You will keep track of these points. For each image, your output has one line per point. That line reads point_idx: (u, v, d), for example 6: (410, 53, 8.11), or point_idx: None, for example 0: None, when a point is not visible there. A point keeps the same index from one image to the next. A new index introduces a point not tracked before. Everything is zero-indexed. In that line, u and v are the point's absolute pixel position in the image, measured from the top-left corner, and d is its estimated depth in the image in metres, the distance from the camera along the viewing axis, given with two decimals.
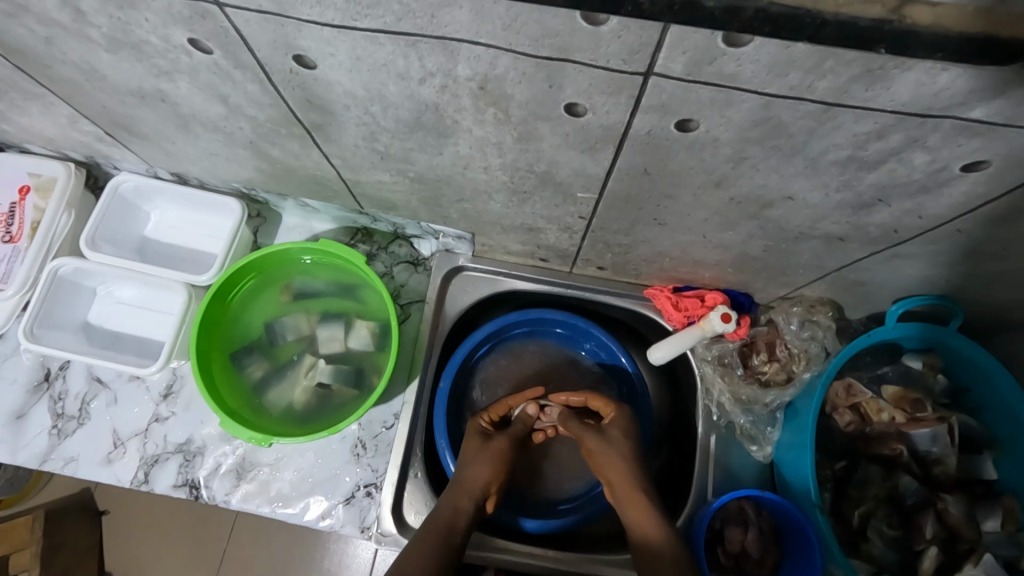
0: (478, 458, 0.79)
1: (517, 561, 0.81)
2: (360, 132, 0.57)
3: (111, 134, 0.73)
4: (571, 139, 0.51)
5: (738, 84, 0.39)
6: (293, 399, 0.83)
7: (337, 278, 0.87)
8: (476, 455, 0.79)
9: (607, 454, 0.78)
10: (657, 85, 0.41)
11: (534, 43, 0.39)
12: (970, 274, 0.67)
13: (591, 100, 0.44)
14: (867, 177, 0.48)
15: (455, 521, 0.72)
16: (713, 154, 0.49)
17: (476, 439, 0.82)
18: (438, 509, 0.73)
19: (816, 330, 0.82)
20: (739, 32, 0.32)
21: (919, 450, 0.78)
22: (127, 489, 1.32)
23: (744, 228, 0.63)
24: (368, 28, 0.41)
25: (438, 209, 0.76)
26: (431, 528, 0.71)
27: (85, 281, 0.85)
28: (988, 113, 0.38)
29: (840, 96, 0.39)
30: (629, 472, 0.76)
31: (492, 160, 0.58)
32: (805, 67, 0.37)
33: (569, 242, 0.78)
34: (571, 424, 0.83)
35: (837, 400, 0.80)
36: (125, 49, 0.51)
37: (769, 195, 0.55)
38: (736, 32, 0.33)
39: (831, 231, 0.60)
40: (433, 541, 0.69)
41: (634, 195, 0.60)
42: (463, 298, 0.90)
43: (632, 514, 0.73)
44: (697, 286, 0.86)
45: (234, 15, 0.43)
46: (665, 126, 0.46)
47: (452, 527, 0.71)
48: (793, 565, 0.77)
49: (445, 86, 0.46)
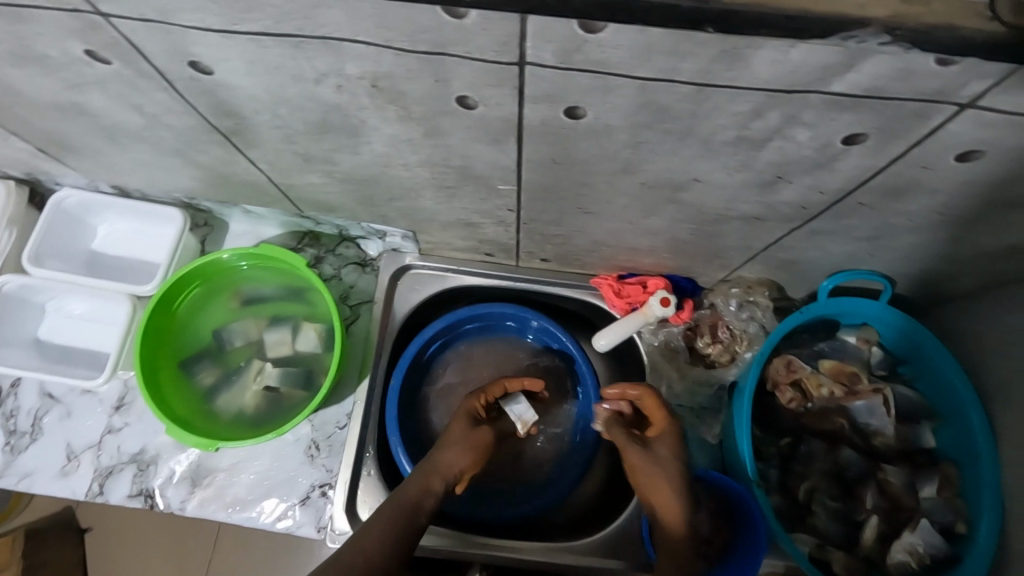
0: (457, 445, 0.78)
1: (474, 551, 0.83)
2: (276, 135, 0.58)
3: (44, 150, 0.74)
4: (475, 132, 0.52)
5: (609, 70, 0.41)
6: (243, 404, 0.84)
7: (283, 282, 0.87)
8: (457, 440, 0.78)
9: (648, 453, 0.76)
10: (535, 75, 0.42)
11: (409, 39, 0.40)
12: (889, 248, 0.68)
13: (480, 93, 0.45)
14: (760, 155, 0.50)
15: (421, 502, 0.72)
16: (611, 140, 0.50)
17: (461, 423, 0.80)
18: (411, 486, 0.73)
19: (754, 311, 0.84)
20: (580, 19, 0.34)
21: (859, 423, 0.79)
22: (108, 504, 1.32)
23: (666, 212, 0.65)
24: (250, 31, 0.42)
25: (375, 209, 0.77)
26: (396, 505, 0.71)
27: (31, 298, 0.86)
28: (847, 86, 0.40)
29: (706, 76, 0.40)
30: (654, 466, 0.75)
31: (409, 157, 0.59)
32: (664, 51, 0.38)
33: (507, 235, 0.80)
34: (615, 432, 0.80)
35: (777, 377, 0.81)
36: (30, 64, 0.52)
37: (677, 177, 0.56)
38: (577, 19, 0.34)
39: (746, 211, 0.62)
40: (398, 517, 0.69)
41: (552, 185, 0.61)
42: (412, 296, 0.91)
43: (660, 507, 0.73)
44: (641, 273, 0.87)
45: (121, 25, 0.43)
46: (557, 115, 0.47)
47: (417, 507, 0.71)
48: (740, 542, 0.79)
49: (342, 86, 0.47)
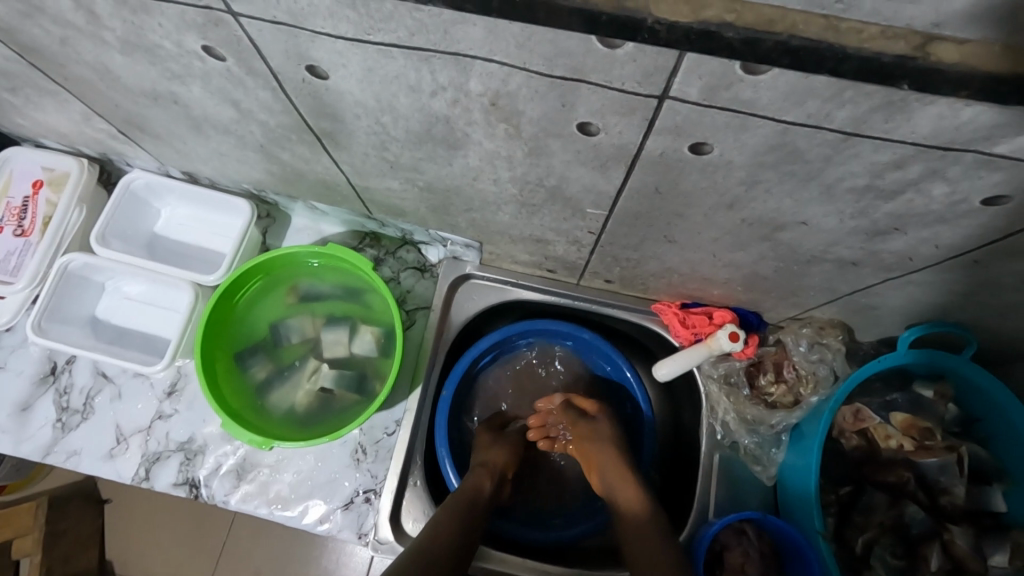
0: (488, 445, 0.83)
1: (515, 574, 0.80)
2: (370, 142, 0.57)
3: (124, 132, 0.73)
4: (582, 157, 0.50)
5: (754, 111, 0.38)
6: (296, 402, 0.82)
7: (343, 282, 0.86)
8: (492, 443, 0.84)
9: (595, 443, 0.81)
10: (672, 108, 0.40)
11: (547, 62, 0.39)
12: (984, 305, 0.65)
13: (605, 119, 0.44)
14: (883, 206, 0.48)
15: (476, 495, 0.74)
16: (726, 177, 0.48)
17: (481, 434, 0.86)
18: (462, 483, 0.76)
19: (825, 353, 0.81)
20: (759, 63, 0.32)
21: (928, 479, 0.76)
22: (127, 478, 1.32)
23: (755, 249, 0.62)
24: (381, 42, 0.40)
25: (447, 218, 0.75)
26: (455, 502, 0.71)
27: (93, 277, 0.86)
28: (1012, 148, 0.37)
29: (859, 126, 0.38)
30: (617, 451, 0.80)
31: (502, 173, 0.57)
32: (823, 96, 0.36)
33: (577, 255, 0.78)
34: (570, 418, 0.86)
35: (844, 424, 0.79)
36: (138, 53, 0.51)
37: (783, 218, 0.54)
38: (754, 63, 0.32)
39: (844, 256, 0.59)
40: (455, 511, 0.70)
41: (644, 213, 0.59)
42: (468, 306, 0.90)
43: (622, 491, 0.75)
44: (705, 303, 0.85)
45: (248, 24, 0.42)
46: (679, 148, 0.45)
47: (473, 499, 0.72)
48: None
49: (457, 101, 0.46)
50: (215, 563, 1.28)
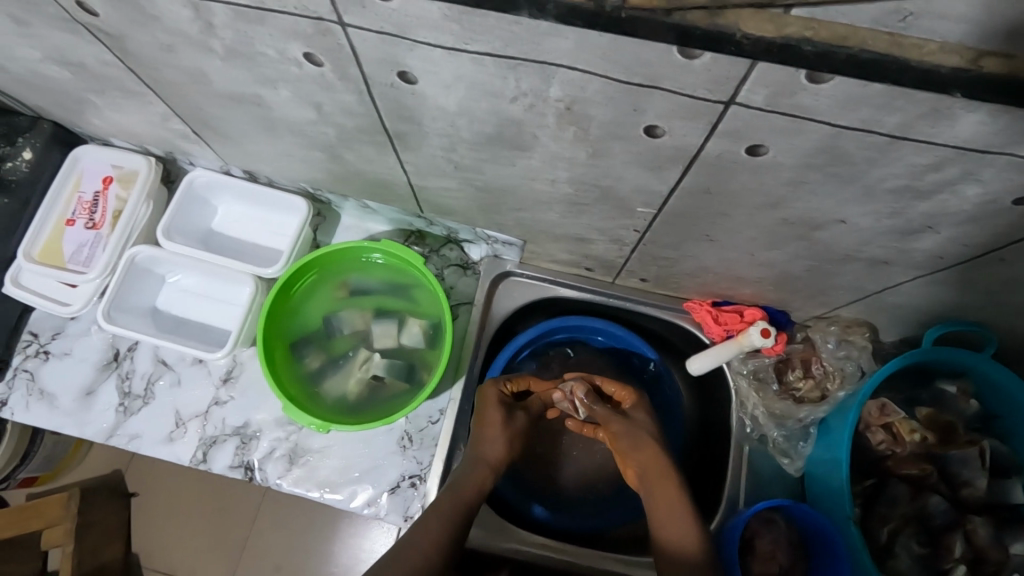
0: (489, 433, 0.80)
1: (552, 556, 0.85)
2: (439, 143, 0.62)
3: (197, 133, 0.78)
4: (641, 158, 0.55)
5: (811, 116, 0.43)
6: (346, 390, 0.87)
7: (392, 277, 0.91)
8: (497, 430, 0.80)
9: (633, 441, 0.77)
10: (735, 114, 0.45)
11: (627, 71, 0.43)
12: (1005, 304, 0.70)
13: (670, 123, 0.48)
14: (918, 206, 0.52)
15: (471, 497, 0.74)
16: (774, 178, 0.53)
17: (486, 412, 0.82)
18: (457, 477, 0.76)
19: (851, 350, 0.85)
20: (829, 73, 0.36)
21: (948, 471, 0.80)
22: (157, 470, 1.37)
23: (790, 248, 0.67)
24: (475, 51, 0.45)
25: (496, 217, 0.80)
26: (448, 503, 0.73)
27: (156, 269, 0.90)
28: None
29: (906, 130, 0.42)
30: (659, 455, 0.76)
31: (560, 174, 0.62)
32: (876, 104, 0.40)
33: (617, 254, 0.82)
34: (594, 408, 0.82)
35: (870, 419, 0.82)
36: (239, 59, 0.56)
37: (822, 218, 0.58)
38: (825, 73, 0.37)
39: (875, 254, 0.64)
40: (446, 517, 0.71)
41: (690, 212, 0.64)
42: (508, 302, 0.95)
43: (660, 512, 0.73)
44: (736, 302, 0.90)
45: (354, 34, 0.47)
46: (734, 150, 0.50)
47: (466, 503, 0.73)
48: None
49: (533, 105, 0.51)
50: (240, 553, 1.32)
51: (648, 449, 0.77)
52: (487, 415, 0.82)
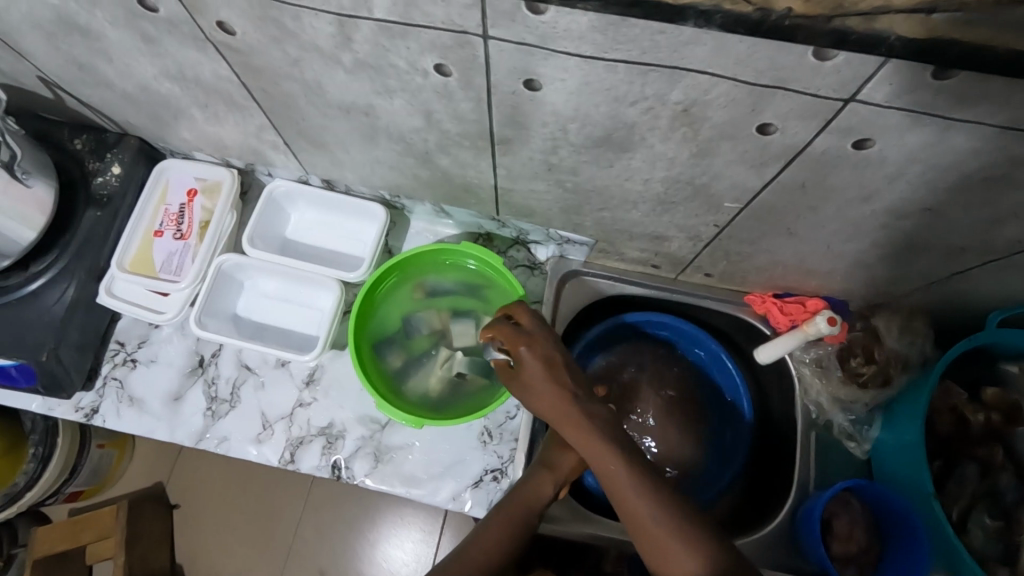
0: (559, 445, 0.82)
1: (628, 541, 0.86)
2: (542, 146, 0.66)
3: (289, 143, 0.82)
4: (745, 156, 0.59)
5: (927, 111, 0.47)
6: (429, 387, 0.90)
7: (467, 279, 0.95)
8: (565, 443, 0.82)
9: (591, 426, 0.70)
10: (853, 111, 0.49)
11: (757, 74, 0.47)
12: None
13: (785, 122, 0.52)
14: (1008, 194, 0.56)
15: (532, 506, 0.77)
16: (873, 171, 0.57)
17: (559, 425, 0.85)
18: (525, 481, 0.80)
19: (914, 337, 0.89)
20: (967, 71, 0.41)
21: (1013, 449, 0.84)
22: (201, 482, 1.38)
23: (869, 239, 0.71)
24: (612, 58, 0.49)
25: (575, 217, 0.84)
26: (512, 508, 0.77)
27: (239, 276, 0.94)
28: None
29: (1016, 122, 0.46)
30: (615, 447, 0.68)
31: (658, 173, 0.66)
32: (994, 99, 0.44)
33: (689, 250, 0.86)
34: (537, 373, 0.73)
35: (937, 402, 0.86)
36: (365, 71, 0.59)
37: (910, 208, 0.62)
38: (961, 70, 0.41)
39: (953, 242, 0.68)
40: (509, 522, 0.75)
41: (778, 207, 0.68)
42: (576, 300, 0.98)
43: (644, 534, 0.63)
44: (797, 294, 0.93)
45: (493, 45, 0.51)
46: (842, 146, 0.54)
47: (527, 510, 0.77)
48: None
49: (651, 108, 0.55)
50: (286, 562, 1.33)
51: (604, 440, 0.69)
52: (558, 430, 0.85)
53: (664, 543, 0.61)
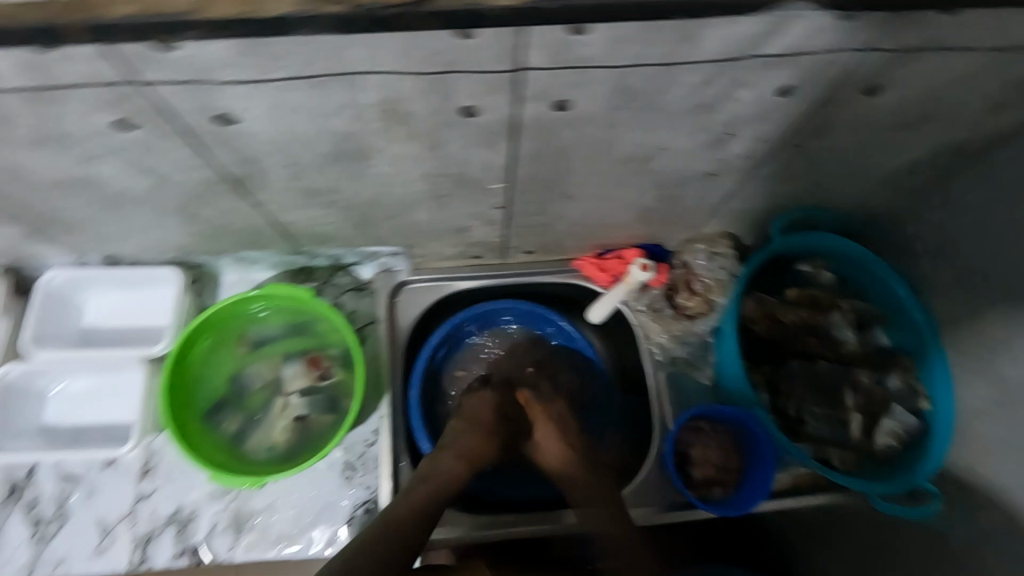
0: (463, 427, 0.76)
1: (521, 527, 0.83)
2: (285, 174, 0.63)
3: (36, 232, 0.75)
4: (473, 139, 0.59)
5: (592, 64, 0.49)
6: (273, 441, 0.85)
7: (289, 320, 0.90)
8: (472, 426, 0.76)
9: (548, 449, 0.77)
10: (531, 77, 0.50)
11: (425, 63, 0.47)
12: (822, 184, 0.80)
13: (482, 100, 0.53)
14: (713, 118, 0.60)
15: (445, 487, 0.70)
16: (590, 125, 0.59)
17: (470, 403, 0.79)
18: (433, 465, 0.73)
19: (722, 261, 0.95)
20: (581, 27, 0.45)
21: (825, 337, 0.90)
22: None
23: (635, 185, 0.74)
24: (279, 78, 0.48)
25: (372, 231, 0.82)
26: (417, 493, 0.69)
27: (34, 384, 0.85)
28: (779, 46, 0.50)
29: (670, 56, 0.49)
30: (570, 457, 0.76)
31: (411, 173, 0.65)
32: (636, 39, 0.47)
33: (495, 234, 0.87)
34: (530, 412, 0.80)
35: (751, 313, 0.92)
36: (50, 144, 0.54)
37: (647, 149, 0.65)
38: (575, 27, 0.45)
39: (704, 169, 0.72)
40: (417, 505, 0.67)
41: (539, 176, 0.69)
42: (411, 309, 0.97)
43: (607, 542, 0.67)
44: (615, 248, 0.97)
45: (157, 89, 0.48)
46: (547, 110, 0.55)
47: (441, 491, 0.70)
48: (742, 495, 0.85)
49: (356, 115, 0.54)
50: None
51: (560, 456, 0.76)
52: (469, 405, 0.79)
53: (613, 541, 0.67)
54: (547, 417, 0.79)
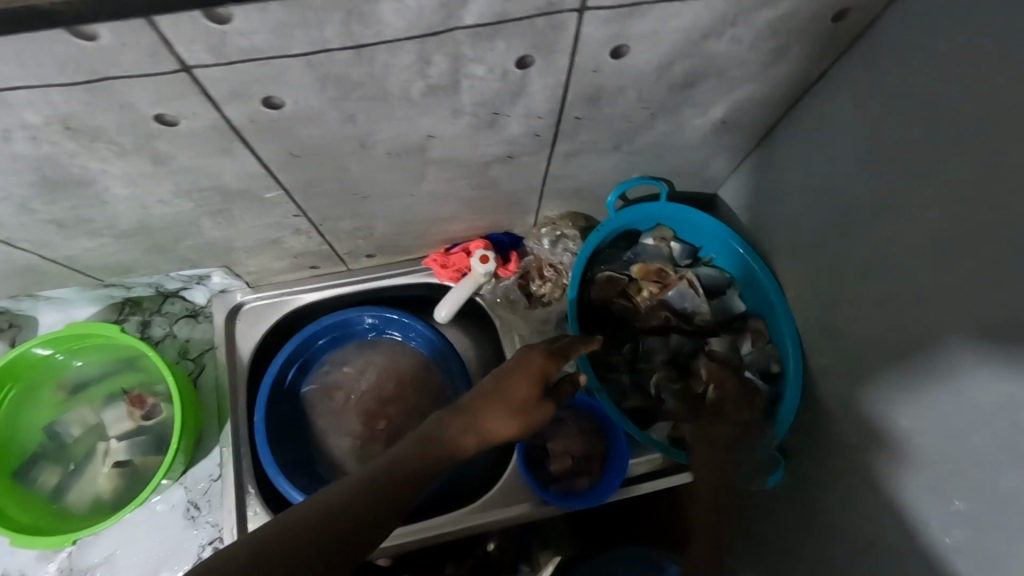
0: (513, 381, 0.60)
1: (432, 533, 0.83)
2: (11, 207, 0.57)
3: None
4: (198, 149, 0.53)
5: (267, 55, 0.44)
6: (97, 489, 0.79)
7: (106, 358, 0.82)
8: (527, 373, 0.61)
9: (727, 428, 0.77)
10: (207, 77, 0.45)
11: (64, 73, 0.42)
12: (643, 155, 0.76)
13: (171, 108, 0.47)
14: (462, 99, 0.55)
15: (430, 461, 0.53)
16: (325, 120, 0.53)
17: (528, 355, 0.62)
18: (429, 430, 0.55)
19: (567, 243, 0.91)
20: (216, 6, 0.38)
21: (677, 310, 0.87)
22: None
23: (432, 176, 0.69)
24: None
25: (172, 254, 0.76)
26: (404, 459, 0.53)
27: None
28: (477, 17, 0.45)
29: (352, 38, 0.44)
30: (733, 439, 0.76)
31: (159, 191, 0.59)
32: (298, 24, 0.41)
33: (316, 243, 0.81)
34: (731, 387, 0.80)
35: (606, 294, 0.88)
36: None
37: (414, 139, 0.60)
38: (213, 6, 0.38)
39: (498, 152, 0.67)
40: (368, 486, 0.50)
41: (312, 179, 0.63)
42: (253, 330, 0.91)
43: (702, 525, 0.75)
44: (462, 241, 0.92)
45: None
46: (256, 110, 0.49)
47: (416, 470, 0.52)
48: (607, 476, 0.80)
49: (35, 137, 0.48)
50: None
51: (724, 445, 0.76)
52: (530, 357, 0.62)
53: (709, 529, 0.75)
54: (730, 396, 0.79)
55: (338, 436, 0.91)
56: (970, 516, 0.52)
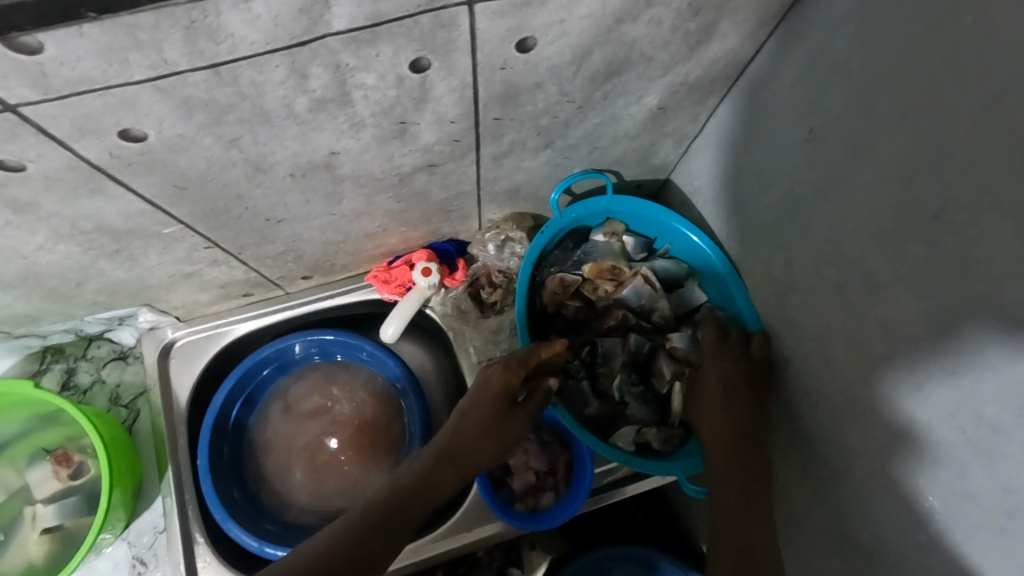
0: (475, 415, 0.68)
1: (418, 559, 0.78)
2: None
3: None
4: (62, 192, 0.47)
5: (106, 85, 0.38)
6: (28, 557, 0.74)
7: (28, 415, 0.77)
8: (487, 402, 0.68)
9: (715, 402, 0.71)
10: (42, 114, 0.39)
11: None
12: (580, 149, 0.71)
13: (9, 151, 0.41)
14: (358, 111, 0.49)
15: (409, 498, 0.61)
16: (203, 148, 0.48)
17: (491, 377, 0.69)
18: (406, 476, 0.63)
19: (515, 246, 0.86)
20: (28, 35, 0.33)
21: (635, 307, 0.83)
22: None
23: (349, 194, 0.63)
24: None
25: (79, 299, 0.70)
26: (384, 503, 0.60)
27: None
28: (347, 21, 0.39)
29: (202, 57, 0.38)
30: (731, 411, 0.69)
31: (35, 238, 0.53)
32: (128, 47, 0.36)
33: (241, 272, 0.76)
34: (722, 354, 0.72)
35: (558, 297, 0.83)
36: None
37: (315, 157, 0.54)
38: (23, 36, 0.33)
39: (417, 162, 0.61)
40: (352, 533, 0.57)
41: (211, 209, 0.58)
42: (189, 368, 0.85)
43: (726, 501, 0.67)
44: (405, 253, 0.86)
45: None
46: (116, 145, 0.44)
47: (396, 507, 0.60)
48: (572, 491, 0.76)
49: None
50: None
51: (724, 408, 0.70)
52: (492, 380, 0.69)
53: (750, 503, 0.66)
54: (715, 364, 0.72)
55: (289, 472, 0.85)
56: (937, 514, 0.49)
